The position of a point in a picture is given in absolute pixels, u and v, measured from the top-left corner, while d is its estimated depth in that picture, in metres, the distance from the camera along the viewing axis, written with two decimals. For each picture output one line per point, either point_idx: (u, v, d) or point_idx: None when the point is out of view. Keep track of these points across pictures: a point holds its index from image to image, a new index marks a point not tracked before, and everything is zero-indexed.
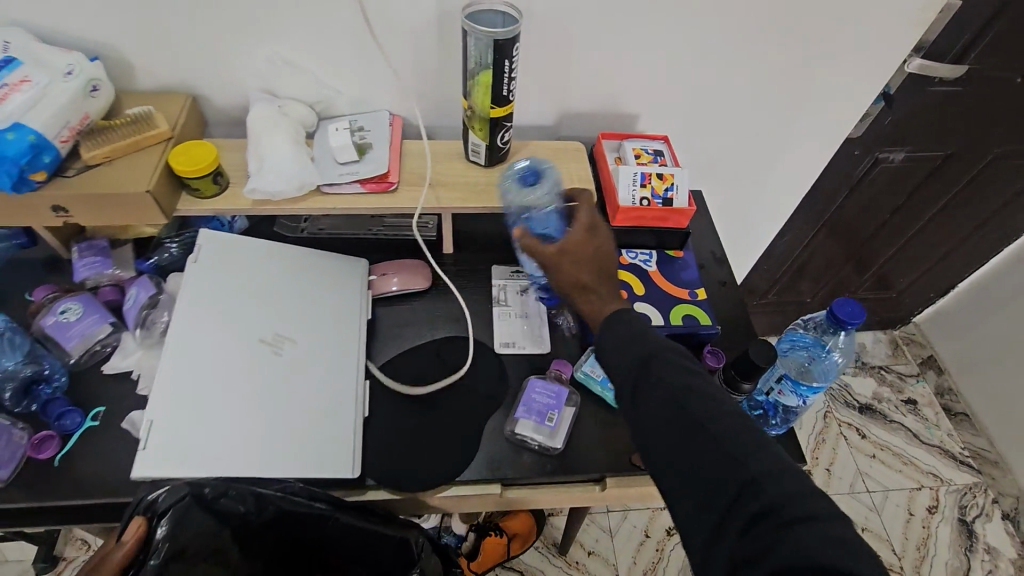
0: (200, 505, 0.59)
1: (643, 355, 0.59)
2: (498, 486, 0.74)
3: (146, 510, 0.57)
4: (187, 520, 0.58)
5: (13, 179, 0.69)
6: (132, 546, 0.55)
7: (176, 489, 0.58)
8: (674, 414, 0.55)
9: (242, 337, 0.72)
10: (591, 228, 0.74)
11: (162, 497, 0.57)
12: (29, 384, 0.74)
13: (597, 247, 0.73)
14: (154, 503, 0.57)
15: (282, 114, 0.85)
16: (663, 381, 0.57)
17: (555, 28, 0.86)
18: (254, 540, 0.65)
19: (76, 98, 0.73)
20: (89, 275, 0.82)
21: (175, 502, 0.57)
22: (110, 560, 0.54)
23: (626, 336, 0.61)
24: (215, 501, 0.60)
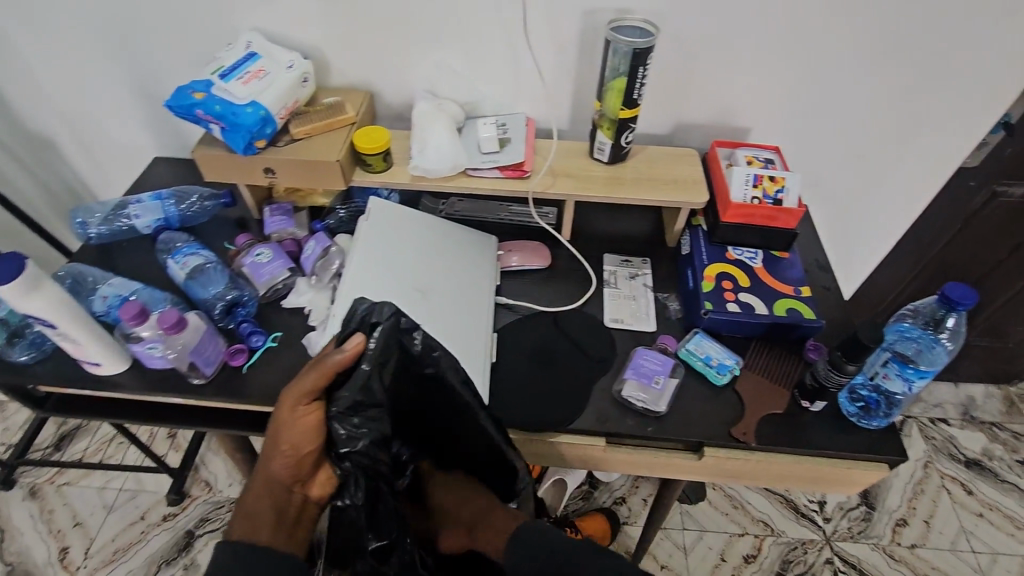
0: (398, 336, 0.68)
1: (558, 561, 0.65)
2: (603, 439, 0.82)
3: (361, 322, 0.68)
4: (389, 346, 0.67)
5: (245, 142, 0.88)
6: (349, 356, 0.65)
7: (385, 311, 0.67)
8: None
9: (400, 282, 0.86)
10: (456, 480, 0.89)
11: (375, 313, 0.68)
12: (231, 306, 0.91)
13: (471, 501, 0.85)
14: (368, 318, 0.68)
15: (439, 109, 1.02)
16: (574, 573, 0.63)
17: (681, 45, 0.97)
18: (419, 390, 0.75)
19: (294, 85, 0.93)
20: (276, 230, 1.01)
21: (382, 322, 0.67)
22: (331, 361, 0.65)
23: (534, 540, 0.70)
24: (407, 336, 0.69)
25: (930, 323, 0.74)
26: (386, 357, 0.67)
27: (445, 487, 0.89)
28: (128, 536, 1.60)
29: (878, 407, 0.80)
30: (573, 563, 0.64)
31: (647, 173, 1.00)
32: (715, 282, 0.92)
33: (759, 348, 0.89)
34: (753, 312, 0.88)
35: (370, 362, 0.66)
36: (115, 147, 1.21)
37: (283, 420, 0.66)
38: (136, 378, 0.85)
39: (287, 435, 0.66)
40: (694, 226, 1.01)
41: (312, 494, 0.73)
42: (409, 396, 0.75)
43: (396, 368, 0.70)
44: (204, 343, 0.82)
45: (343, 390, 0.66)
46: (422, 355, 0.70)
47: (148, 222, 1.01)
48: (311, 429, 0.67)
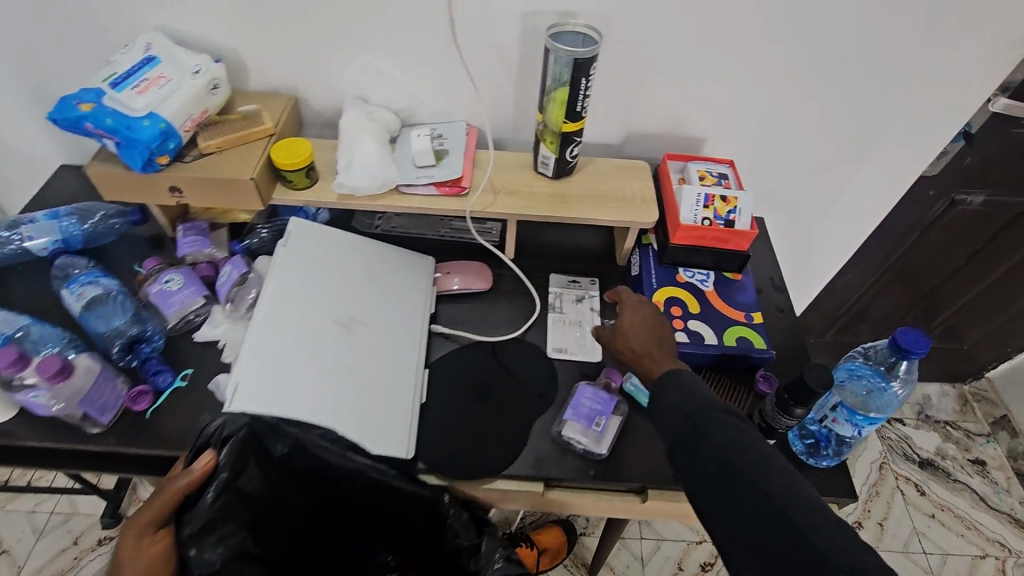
0: (256, 437, 0.67)
1: (691, 414, 0.64)
2: (542, 484, 0.76)
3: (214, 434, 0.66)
4: (246, 451, 0.67)
5: (143, 159, 0.78)
6: (202, 471, 0.64)
7: (237, 419, 0.66)
8: (725, 477, 0.58)
9: (319, 314, 0.77)
10: (640, 322, 0.78)
11: (225, 424, 0.66)
12: (133, 342, 0.82)
13: (641, 335, 0.77)
14: (221, 428, 0.66)
15: (370, 118, 0.93)
16: (706, 442, 0.61)
17: (629, 50, 0.90)
18: (297, 477, 0.74)
19: (201, 93, 0.83)
20: (190, 252, 0.92)
21: (236, 430, 0.65)
22: (180, 481, 0.63)
23: (679, 395, 0.67)
24: (268, 439, 0.68)
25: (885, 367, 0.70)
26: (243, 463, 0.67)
27: (631, 317, 0.79)
28: (59, 564, 1.51)
29: (828, 446, 0.76)
30: (710, 420, 0.63)
31: (595, 189, 0.94)
32: (663, 308, 0.87)
33: (708, 379, 0.85)
34: (701, 342, 0.83)
35: (223, 476, 0.65)
36: (14, 154, 1.09)
37: (123, 558, 0.61)
38: (23, 427, 0.76)
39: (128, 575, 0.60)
40: (644, 244, 0.95)
41: None
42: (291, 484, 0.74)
43: (258, 471, 0.70)
44: (98, 389, 0.74)
45: (194, 510, 0.65)
46: (285, 452, 0.70)
47: (44, 244, 0.91)
48: (158, 561, 0.62)
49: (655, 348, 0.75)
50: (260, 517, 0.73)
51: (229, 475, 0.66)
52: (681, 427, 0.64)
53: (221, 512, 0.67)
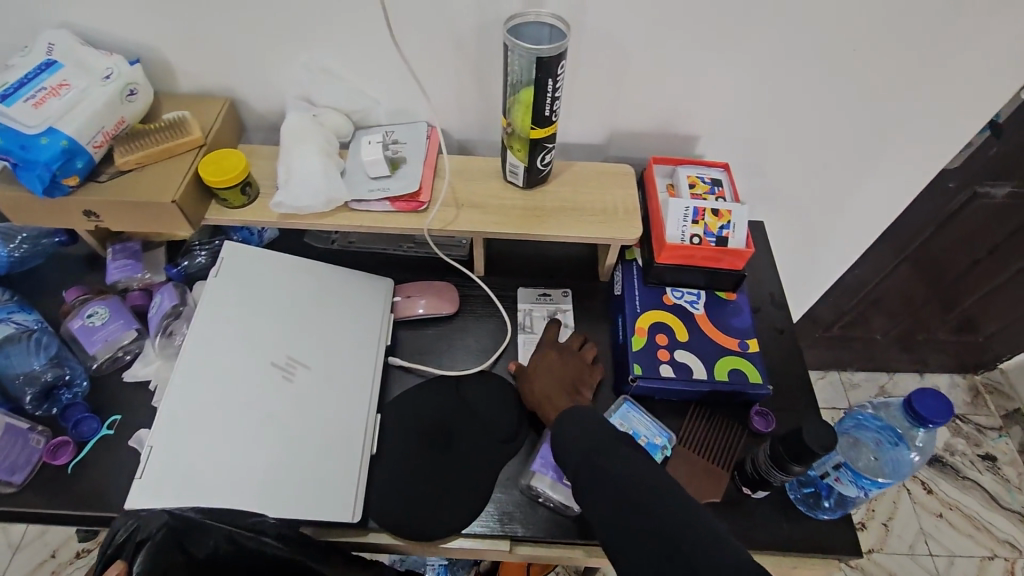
0: (178, 540, 0.53)
1: (587, 448, 0.60)
2: (507, 543, 0.68)
3: (124, 541, 0.52)
4: (167, 558, 0.51)
5: (45, 182, 0.68)
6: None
7: (156, 518, 0.53)
8: (621, 516, 0.54)
9: (254, 358, 0.69)
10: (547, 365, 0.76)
11: (139, 527, 0.52)
12: (51, 388, 0.74)
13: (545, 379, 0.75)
14: (134, 531, 0.52)
15: (315, 123, 0.82)
16: (603, 475, 0.57)
17: (608, 40, 0.78)
18: None
19: (113, 102, 0.72)
20: (121, 278, 0.83)
21: (152, 531, 0.52)
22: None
23: (575, 430, 0.63)
24: (193, 545, 0.54)
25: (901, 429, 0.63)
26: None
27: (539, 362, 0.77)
28: None
29: (829, 498, 0.68)
30: (603, 458, 0.58)
31: (571, 199, 0.83)
32: (647, 336, 0.77)
33: (698, 415, 0.76)
34: (689, 377, 0.74)
35: None
36: None
37: None
38: None
39: None
40: (627, 260, 0.84)
41: None
42: None
43: None
44: (3, 448, 0.67)
45: None
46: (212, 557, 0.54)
47: None
48: None
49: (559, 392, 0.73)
50: None
51: None
52: (579, 466, 0.60)
53: None
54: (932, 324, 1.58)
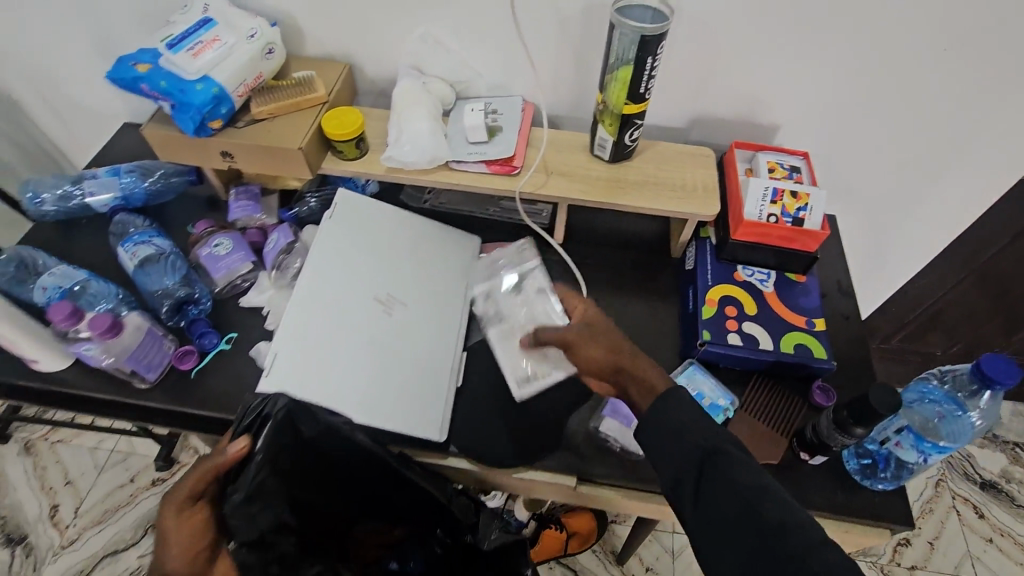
0: (291, 419, 0.63)
1: (705, 448, 0.57)
2: (573, 479, 0.74)
3: (253, 418, 0.62)
4: (282, 433, 0.62)
5: (195, 124, 0.79)
6: (236, 458, 0.59)
7: (276, 400, 0.62)
8: (748, 523, 0.52)
9: (360, 292, 0.77)
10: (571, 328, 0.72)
11: (269, 405, 0.62)
12: (181, 303, 0.84)
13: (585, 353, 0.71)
14: (261, 407, 0.62)
15: (423, 89, 0.90)
16: (727, 482, 0.55)
17: (702, 27, 0.83)
18: (321, 461, 0.68)
19: (255, 58, 0.82)
20: (241, 217, 0.93)
21: (275, 410, 0.62)
22: (212, 462, 0.58)
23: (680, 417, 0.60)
24: (303, 421, 0.64)
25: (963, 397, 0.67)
26: (284, 449, 0.63)
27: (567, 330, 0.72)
28: (116, 498, 1.61)
29: (886, 469, 0.70)
30: (724, 457, 0.56)
31: (653, 175, 0.88)
32: (717, 307, 0.82)
33: (760, 385, 0.80)
34: (756, 346, 0.78)
35: (257, 464, 0.60)
36: (84, 110, 1.12)
37: (166, 534, 0.55)
38: (77, 375, 0.79)
39: (169, 555, 0.54)
40: (702, 238, 0.89)
41: None
42: (317, 468, 0.69)
43: (285, 458, 0.63)
44: (145, 347, 0.76)
45: (240, 482, 0.59)
46: (315, 433, 0.65)
47: (105, 200, 0.93)
48: (205, 531, 0.58)
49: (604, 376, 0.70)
50: (296, 494, 0.66)
51: (263, 458, 0.60)
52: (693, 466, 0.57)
53: (261, 488, 0.60)
54: (996, 344, 1.55)
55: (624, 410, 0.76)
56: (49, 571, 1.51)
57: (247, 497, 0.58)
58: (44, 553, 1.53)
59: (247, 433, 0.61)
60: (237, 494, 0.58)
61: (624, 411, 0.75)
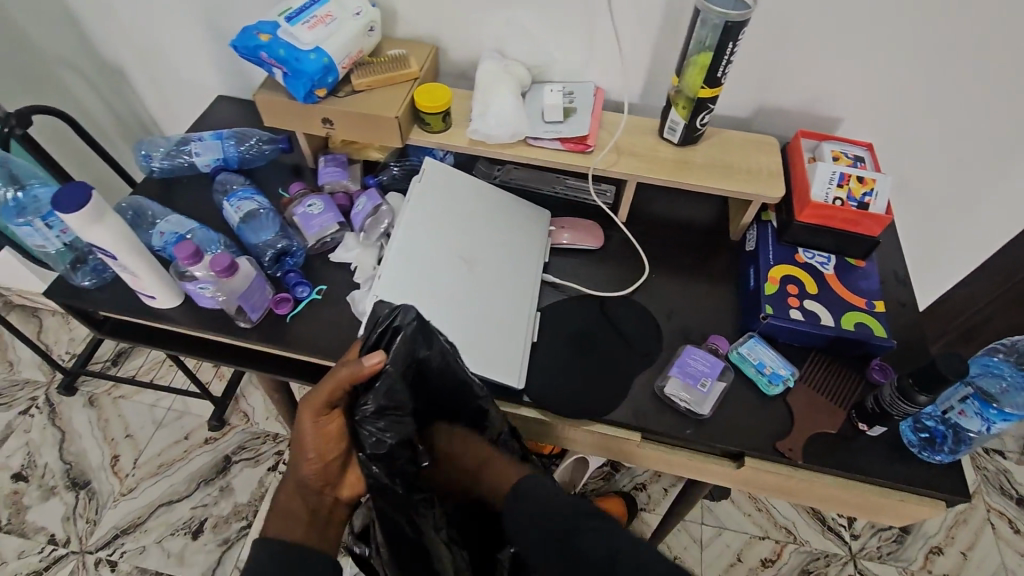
0: (418, 336, 0.68)
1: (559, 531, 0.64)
2: (638, 434, 0.80)
3: (384, 332, 0.67)
4: (409, 349, 0.67)
5: (305, 90, 0.86)
6: (372, 371, 0.64)
7: (408, 315, 0.67)
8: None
9: (449, 250, 0.84)
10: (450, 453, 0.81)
11: (400, 319, 0.67)
12: (279, 255, 0.92)
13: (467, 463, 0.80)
14: (392, 322, 0.67)
15: (506, 71, 0.96)
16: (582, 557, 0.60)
17: (777, 21, 0.87)
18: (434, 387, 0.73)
19: (359, 34, 0.89)
20: (329, 182, 1.00)
21: (406, 325, 0.66)
22: (349, 372, 0.63)
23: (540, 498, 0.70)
24: (427, 342, 0.68)
25: None
26: (412, 362, 0.68)
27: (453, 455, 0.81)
28: (172, 453, 1.70)
29: (945, 441, 0.74)
30: (578, 531, 0.63)
31: (719, 159, 0.93)
32: (779, 285, 0.86)
33: (818, 360, 0.84)
34: (817, 322, 0.82)
35: (387, 378, 0.65)
36: (182, 82, 1.22)
37: (305, 434, 0.66)
38: (185, 313, 0.87)
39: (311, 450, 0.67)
40: (763, 220, 0.93)
41: (342, 495, 0.73)
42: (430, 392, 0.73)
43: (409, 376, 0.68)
44: (252, 290, 0.83)
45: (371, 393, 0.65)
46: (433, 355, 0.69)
47: (208, 160, 1.01)
48: (336, 435, 0.68)
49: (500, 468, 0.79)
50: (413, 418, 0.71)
51: (393, 372, 0.65)
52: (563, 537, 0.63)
53: (389, 402, 0.66)
54: None
55: (690, 373, 0.80)
56: (110, 516, 1.59)
57: (379, 408, 0.66)
58: (105, 499, 1.62)
59: (376, 348, 0.67)
60: (369, 405, 0.65)
61: (689, 374, 0.80)
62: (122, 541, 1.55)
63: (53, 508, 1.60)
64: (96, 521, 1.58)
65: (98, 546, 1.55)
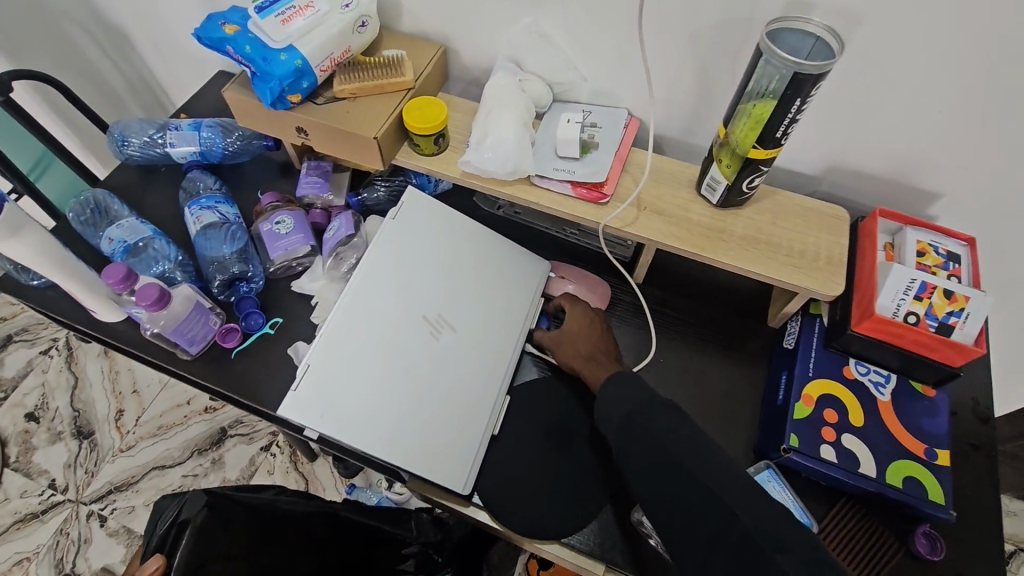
0: (215, 519, 0.55)
1: (629, 412, 0.59)
2: (601, 568, 0.66)
3: (165, 533, 0.52)
4: (206, 539, 0.52)
5: (273, 95, 0.73)
6: None
7: (196, 501, 0.54)
8: (666, 478, 0.53)
9: (410, 309, 0.71)
10: (587, 311, 0.75)
11: (180, 510, 0.53)
12: (233, 279, 0.82)
13: (579, 321, 0.74)
14: (175, 516, 0.53)
15: (520, 88, 0.79)
16: (640, 438, 0.56)
17: (873, 67, 0.65)
18: (260, 546, 0.60)
19: (346, 31, 0.74)
20: (308, 193, 0.88)
21: (195, 512, 0.53)
22: None
23: (617, 391, 0.62)
24: (225, 513, 0.56)
25: None
26: (213, 553, 0.53)
27: (574, 310, 0.75)
28: (171, 417, 1.56)
29: None
30: (643, 416, 0.58)
31: (766, 230, 0.74)
32: (814, 409, 0.67)
33: (847, 510, 0.67)
34: (852, 469, 0.64)
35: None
36: (184, 52, 1.11)
37: None
38: (130, 330, 0.80)
39: None
40: (810, 315, 0.75)
41: None
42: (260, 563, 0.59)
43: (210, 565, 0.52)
44: (190, 322, 0.74)
45: None
46: (238, 526, 0.57)
47: (184, 153, 0.91)
48: None
49: (605, 349, 0.71)
50: None
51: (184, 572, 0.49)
52: (621, 427, 0.59)
53: None
54: None
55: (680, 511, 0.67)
56: (107, 470, 1.50)
57: None
58: (105, 453, 1.51)
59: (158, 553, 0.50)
60: None
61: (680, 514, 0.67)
62: (113, 498, 1.46)
63: (57, 454, 1.51)
64: (94, 473, 1.49)
65: (91, 498, 1.46)
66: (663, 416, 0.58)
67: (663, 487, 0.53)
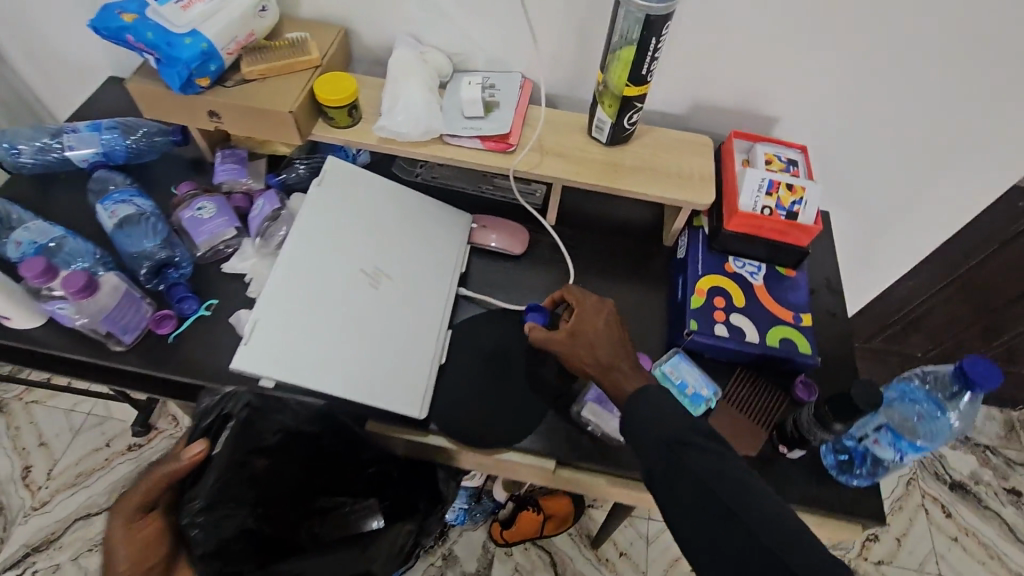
0: (258, 415, 0.68)
1: (671, 439, 0.59)
2: (552, 463, 0.75)
3: (219, 417, 0.67)
4: (246, 435, 0.67)
5: (182, 79, 0.76)
6: (194, 461, 0.61)
7: (238, 399, 0.68)
8: (703, 510, 0.54)
9: (346, 263, 0.76)
10: (602, 311, 0.72)
11: (233, 403, 0.68)
12: (161, 266, 0.83)
13: (595, 321, 0.71)
14: (226, 405, 0.68)
15: (421, 60, 0.87)
16: (686, 474, 0.56)
17: (710, 13, 0.80)
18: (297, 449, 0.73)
19: (248, 15, 0.78)
20: (226, 180, 0.90)
21: (240, 408, 0.67)
22: (168, 469, 0.60)
23: (653, 413, 0.61)
24: (276, 411, 0.69)
25: (942, 398, 0.70)
26: (250, 448, 0.67)
27: (586, 308, 0.73)
28: (89, 463, 1.45)
29: (863, 465, 0.72)
30: (690, 447, 0.58)
31: (649, 160, 0.87)
32: (706, 298, 0.81)
33: (744, 377, 0.80)
34: (741, 339, 0.78)
35: (215, 464, 0.64)
36: (68, 62, 1.08)
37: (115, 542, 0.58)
38: (50, 334, 0.77)
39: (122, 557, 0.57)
40: (695, 227, 0.88)
41: None
42: (290, 463, 0.73)
43: (237, 462, 0.66)
44: (120, 311, 0.75)
45: (199, 485, 0.63)
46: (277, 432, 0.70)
47: (86, 155, 0.90)
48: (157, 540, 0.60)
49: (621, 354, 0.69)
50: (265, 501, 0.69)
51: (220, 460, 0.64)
52: (661, 457, 0.58)
53: (225, 492, 0.64)
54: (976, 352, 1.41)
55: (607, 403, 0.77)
56: (19, 534, 1.36)
57: (208, 503, 0.62)
58: (15, 515, 1.38)
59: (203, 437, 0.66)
60: (195, 501, 0.62)
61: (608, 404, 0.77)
62: (32, 561, 1.33)
63: None
64: (4, 538, 1.36)
65: (4, 567, 1.33)
66: (697, 445, 0.58)
67: (699, 517, 0.54)
